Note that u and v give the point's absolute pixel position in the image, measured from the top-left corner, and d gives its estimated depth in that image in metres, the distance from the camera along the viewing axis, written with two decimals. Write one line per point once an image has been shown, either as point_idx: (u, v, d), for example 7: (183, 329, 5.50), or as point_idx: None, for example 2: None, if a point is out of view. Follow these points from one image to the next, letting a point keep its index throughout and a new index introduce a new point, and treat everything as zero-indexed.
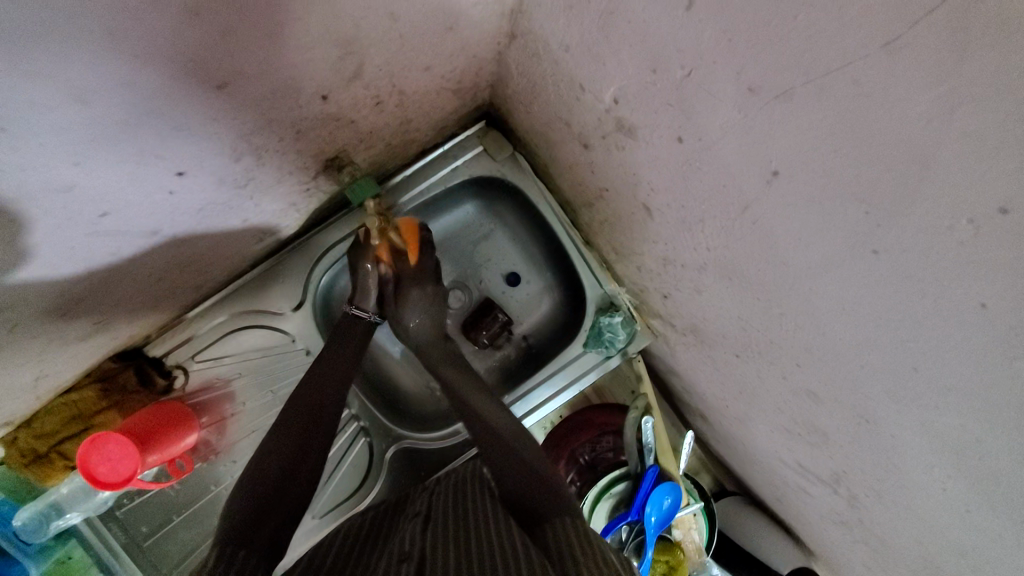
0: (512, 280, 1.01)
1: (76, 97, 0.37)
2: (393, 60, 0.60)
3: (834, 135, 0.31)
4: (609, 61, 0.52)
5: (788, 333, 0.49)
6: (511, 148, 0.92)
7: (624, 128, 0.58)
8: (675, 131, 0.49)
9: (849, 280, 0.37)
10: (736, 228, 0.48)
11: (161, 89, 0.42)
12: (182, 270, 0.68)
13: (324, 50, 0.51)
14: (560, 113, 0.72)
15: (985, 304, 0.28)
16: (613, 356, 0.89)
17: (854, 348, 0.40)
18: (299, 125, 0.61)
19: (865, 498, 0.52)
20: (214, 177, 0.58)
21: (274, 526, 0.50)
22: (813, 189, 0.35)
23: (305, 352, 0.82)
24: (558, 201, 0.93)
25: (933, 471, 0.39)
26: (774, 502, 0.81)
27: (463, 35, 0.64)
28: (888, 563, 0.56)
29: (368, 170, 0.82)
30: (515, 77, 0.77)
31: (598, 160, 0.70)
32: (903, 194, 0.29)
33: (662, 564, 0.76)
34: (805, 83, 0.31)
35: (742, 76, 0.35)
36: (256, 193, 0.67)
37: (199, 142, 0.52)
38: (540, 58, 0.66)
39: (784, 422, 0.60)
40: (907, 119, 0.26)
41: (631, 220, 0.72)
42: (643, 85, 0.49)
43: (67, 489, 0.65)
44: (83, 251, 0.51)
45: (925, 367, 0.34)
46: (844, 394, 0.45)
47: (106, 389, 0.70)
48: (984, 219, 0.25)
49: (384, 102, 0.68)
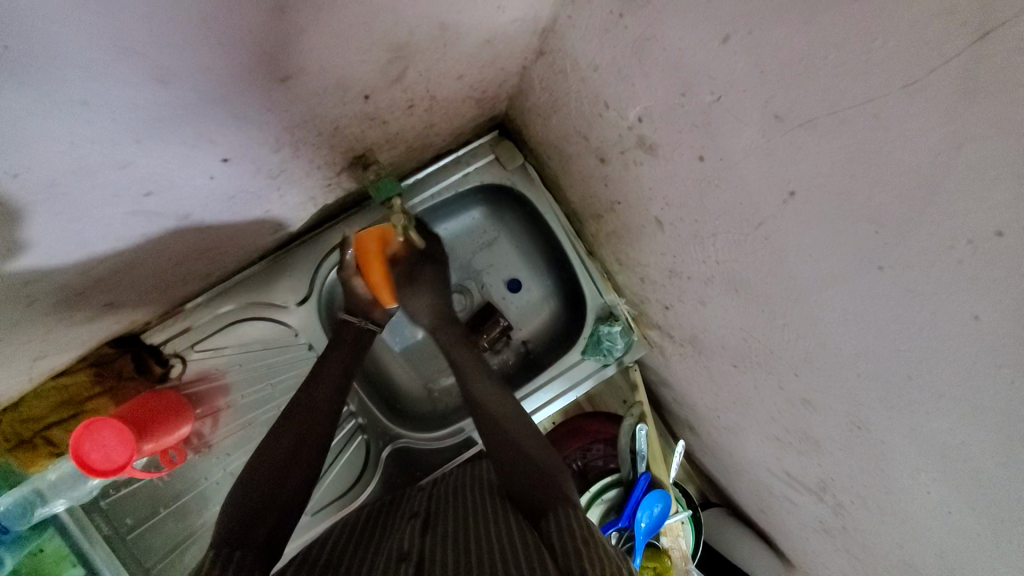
0: (515, 286, 1.05)
1: (158, 78, 0.40)
2: (433, 68, 0.64)
3: (853, 161, 0.36)
4: (637, 83, 0.58)
5: (790, 343, 0.54)
6: (521, 157, 0.96)
7: (645, 145, 0.64)
8: (697, 151, 0.54)
9: (852, 294, 0.42)
10: (748, 242, 0.53)
11: (231, 78, 0.45)
12: (198, 256, 0.70)
13: (377, 53, 0.55)
14: (579, 128, 0.77)
15: (977, 316, 0.33)
16: (610, 364, 0.93)
17: (851, 356, 0.46)
18: (337, 122, 0.64)
19: (849, 503, 0.57)
20: (252, 166, 0.61)
21: (270, 525, 0.53)
22: (826, 210, 0.41)
23: (306, 347, 0.83)
24: (565, 213, 0.97)
25: (919, 476, 0.44)
26: (758, 513, 0.86)
27: (498, 48, 0.69)
28: (865, 567, 0.61)
29: (389, 170, 0.85)
30: (536, 92, 0.82)
31: (613, 174, 0.75)
32: (911, 217, 0.34)
33: (650, 570, 0.79)
34: (829, 114, 0.36)
35: (770, 104, 0.41)
36: (284, 184, 0.70)
37: (248, 131, 0.55)
38: (567, 75, 0.71)
39: (776, 430, 0.65)
40: (921, 151, 0.31)
41: (640, 233, 0.77)
42: (670, 107, 0.55)
43: (54, 475, 0.64)
44: (120, 229, 0.54)
45: (918, 375, 0.39)
46: (838, 403, 0.51)
47: (100, 373, 0.71)
48: (981, 241, 0.31)
49: (415, 106, 0.72)
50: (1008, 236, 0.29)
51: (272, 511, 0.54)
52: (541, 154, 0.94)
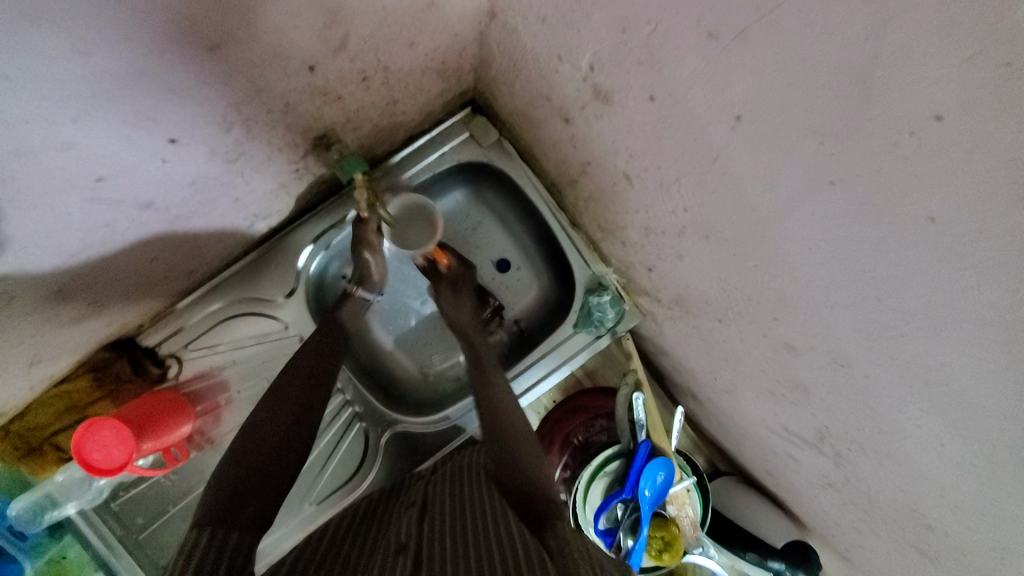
0: (503, 266, 1.01)
1: (79, 49, 0.38)
2: (378, 32, 0.60)
3: (788, 68, 0.34)
4: (582, 28, 0.55)
5: (765, 285, 0.51)
6: (496, 132, 0.93)
7: (600, 95, 0.61)
8: (648, 90, 0.52)
9: (810, 218, 0.40)
10: (709, 181, 0.51)
11: (158, 49, 0.43)
12: (175, 252, 0.69)
13: (311, 17, 0.52)
14: (541, 90, 0.74)
15: (934, 218, 0.30)
16: (603, 336, 0.90)
17: (822, 288, 0.43)
18: (287, 98, 0.61)
19: (847, 451, 0.54)
20: (206, 148, 0.59)
21: (257, 506, 0.49)
22: (771, 128, 0.38)
23: (298, 339, 0.82)
24: (545, 185, 0.94)
25: (908, 408, 0.42)
26: (765, 477, 0.83)
27: (445, 12, 0.66)
28: (875, 519, 0.58)
29: (358, 153, 0.83)
30: (497, 59, 0.78)
31: (579, 134, 0.72)
32: (852, 117, 0.31)
33: (658, 541, 0.74)
34: (757, 19, 0.34)
35: (702, 21, 0.38)
36: (246, 169, 0.67)
37: (189, 108, 0.52)
38: (520, 34, 0.68)
39: (768, 384, 0.63)
40: (849, 41, 0.29)
41: (613, 192, 0.75)
42: (615, 48, 0.52)
43: (61, 477, 0.67)
44: (81, 220, 0.53)
45: (887, 295, 0.37)
46: (819, 342, 0.48)
47: (100, 378, 0.73)
48: (923, 130, 0.28)
49: (370, 78, 0.68)
50: (947, 118, 0.26)
51: (254, 496, 0.50)
52: (513, 126, 0.90)
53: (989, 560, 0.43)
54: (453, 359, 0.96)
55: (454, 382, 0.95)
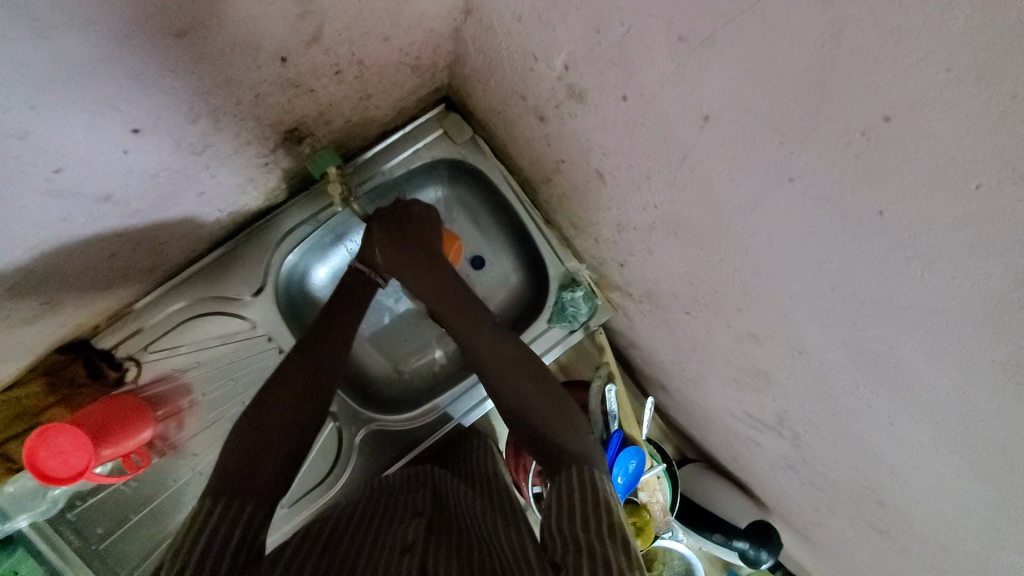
0: (477, 263, 1.01)
1: (36, 31, 0.36)
2: (353, 25, 0.60)
3: (752, 72, 0.36)
4: (557, 28, 0.57)
5: (729, 277, 0.55)
6: (470, 130, 0.94)
7: (575, 94, 0.63)
8: (620, 90, 0.54)
9: (773, 213, 0.42)
10: (678, 178, 0.53)
11: (123, 35, 0.42)
12: (136, 247, 0.66)
13: (283, 7, 0.51)
14: (515, 87, 0.75)
15: (882, 212, 0.33)
16: (576, 330, 0.92)
17: (782, 279, 0.46)
18: (257, 89, 0.60)
19: (805, 433, 0.58)
20: (171, 139, 0.57)
21: (269, 476, 0.49)
22: (736, 128, 0.41)
23: (267, 339, 0.80)
24: (519, 182, 0.95)
25: (859, 390, 0.46)
26: (730, 462, 0.87)
27: (420, 7, 0.66)
28: (829, 495, 0.62)
29: (331, 147, 0.82)
30: (472, 55, 0.79)
31: (553, 131, 0.74)
32: (810, 118, 0.34)
33: (630, 525, 0.76)
34: (722, 26, 0.36)
35: (672, 24, 0.40)
36: (212, 162, 0.66)
37: (155, 97, 0.51)
38: (495, 32, 0.69)
39: (733, 372, 0.67)
40: (806, 47, 0.31)
41: (586, 189, 0.77)
42: (589, 48, 0.54)
43: (13, 488, 0.63)
44: (37, 213, 0.51)
45: (841, 285, 0.40)
46: (779, 330, 0.52)
47: (53, 382, 0.67)
48: (873, 130, 0.31)
49: (343, 72, 0.68)
50: (895, 118, 0.29)
51: (259, 474, 0.49)
52: (488, 123, 0.91)
53: (934, 524, 0.48)
54: (428, 356, 0.97)
55: (430, 378, 0.96)
